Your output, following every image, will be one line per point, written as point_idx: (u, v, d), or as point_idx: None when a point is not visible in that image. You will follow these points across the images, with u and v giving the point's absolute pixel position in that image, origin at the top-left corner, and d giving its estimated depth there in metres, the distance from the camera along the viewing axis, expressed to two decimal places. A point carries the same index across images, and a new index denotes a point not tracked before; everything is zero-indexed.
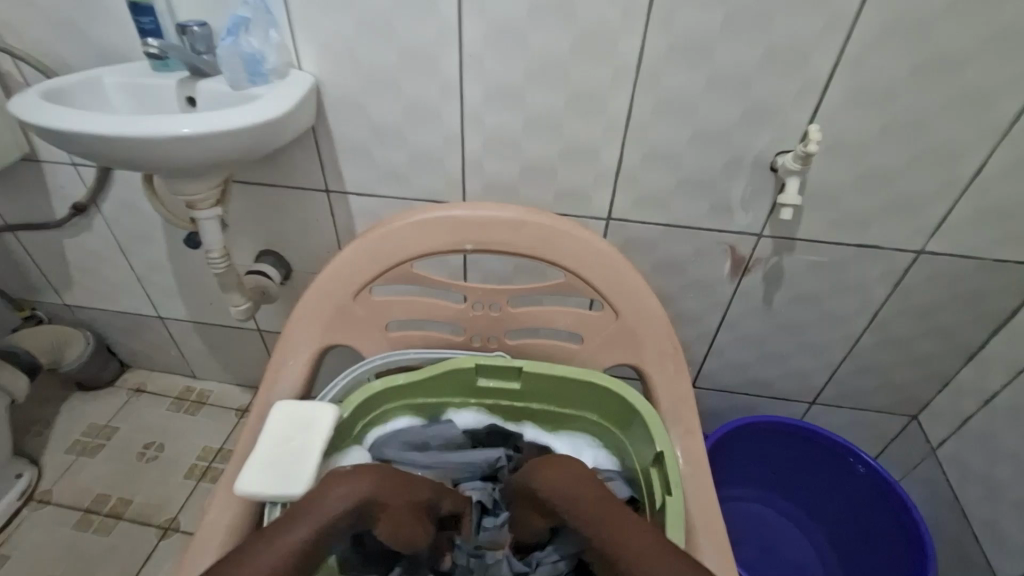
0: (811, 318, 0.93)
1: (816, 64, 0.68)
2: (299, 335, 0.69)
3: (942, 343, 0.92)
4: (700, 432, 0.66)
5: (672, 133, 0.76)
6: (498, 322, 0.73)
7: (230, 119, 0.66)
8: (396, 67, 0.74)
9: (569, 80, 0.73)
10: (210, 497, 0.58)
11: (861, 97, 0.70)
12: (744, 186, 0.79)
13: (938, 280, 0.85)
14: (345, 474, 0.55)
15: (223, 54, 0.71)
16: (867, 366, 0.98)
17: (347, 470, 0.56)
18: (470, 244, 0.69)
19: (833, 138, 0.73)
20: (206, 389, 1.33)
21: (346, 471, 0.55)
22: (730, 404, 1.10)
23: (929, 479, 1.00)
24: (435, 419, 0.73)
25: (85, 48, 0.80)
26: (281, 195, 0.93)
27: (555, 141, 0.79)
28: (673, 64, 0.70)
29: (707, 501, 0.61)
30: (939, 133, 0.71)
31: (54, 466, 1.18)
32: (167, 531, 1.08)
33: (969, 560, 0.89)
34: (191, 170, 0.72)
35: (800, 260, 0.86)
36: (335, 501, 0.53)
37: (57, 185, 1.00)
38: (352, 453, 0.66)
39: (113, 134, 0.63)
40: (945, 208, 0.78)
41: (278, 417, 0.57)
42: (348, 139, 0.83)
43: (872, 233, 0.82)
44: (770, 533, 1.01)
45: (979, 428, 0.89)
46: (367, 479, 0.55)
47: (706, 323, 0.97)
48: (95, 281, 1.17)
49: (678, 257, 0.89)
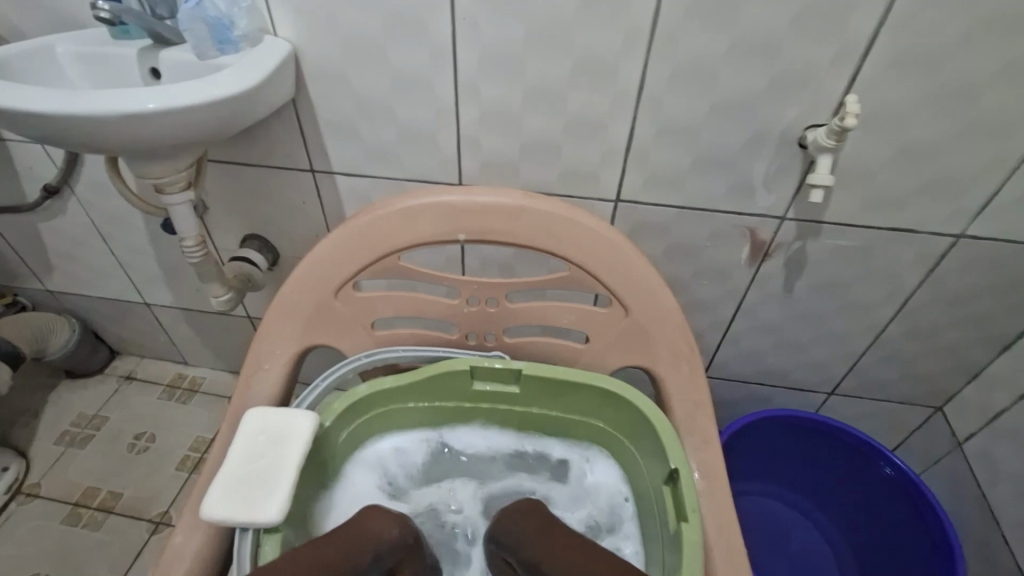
0: (834, 306, 0.87)
1: (857, 26, 0.60)
2: (276, 334, 0.64)
3: (977, 333, 0.86)
4: (717, 442, 0.60)
5: (690, 105, 0.68)
6: (495, 319, 0.67)
7: (192, 93, 0.58)
8: (381, 30, 0.66)
9: (577, 44, 0.65)
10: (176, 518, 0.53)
11: (906, 64, 0.61)
12: (767, 164, 0.72)
13: (978, 267, 0.78)
14: (394, 513, 0.57)
15: (185, 17, 0.63)
16: (892, 356, 0.92)
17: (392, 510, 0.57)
18: (463, 234, 0.63)
19: (870, 110, 0.65)
20: (198, 376, 1.29)
21: (389, 508, 0.57)
22: (743, 394, 1.05)
23: (953, 474, 0.95)
24: (433, 434, 0.70)
25: (38, 14, 0.72)
26: (262, 175, 0.86)
27: (559, 114, 0.71)
28: (692, 25, 0.62)
29: (728, 521, 0.56)
30: (993, 103, 0.63)
31: (42, 458, 1.14)
32: (158, 526, 1.05)
33: (996, 562, 0.85)
34: (156, 152, 0.65)
35: (825, 246, 0.79)
36: (383, 536, 0.54)
37: (24, 166, 0.93)
38: (354, 475, 0.66)
39: (58, 112, 0.56)
40: (993, 187, 0.70)
41: (247, 431, 0.52)
42: (333, 113, 0.75)
43: (908, 216, 0.74)
44: (782, 528, 0.97)
45: (1012, 425, 0.83)
46: (405, 520, 0.57)
47: (720, 311, 0.91)
48: (75, 266, 1.11)
49: (693, 241, 0.82)
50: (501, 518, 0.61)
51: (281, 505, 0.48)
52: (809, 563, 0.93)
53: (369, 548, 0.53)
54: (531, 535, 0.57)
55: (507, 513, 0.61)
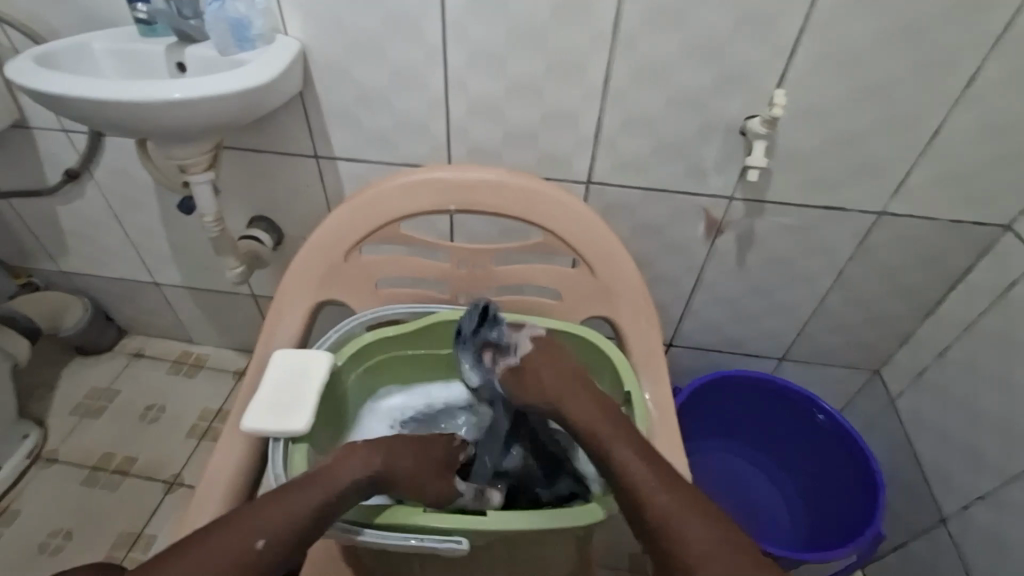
0: (780, 278, 0.98)
1: (785, 30, 0.71)
2: (293, 292, 0.74)
3: (904, 301, 0.98)
4: (668, 380, 0.71)
5: (649, 98, 0.79)
6: (482, 281, 0.79)
7: (219, 84, 0.67)
8: (381, 33, 0.76)
9: (551, 44, 0.75)
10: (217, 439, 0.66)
11: (827, 64, 0.73)
12: (716, 150, 0.83)
13: (900, 240, 0.90)
14: (358, 452, 0.57)
15: (210, 19, 0.73)
16: (834, 323, 1.03)
17: (360, 443, 0.58)
18: (453, 205, 0.73)
19: (800, 102, 0.77)
20: (203, 353, 1.38)
21: (358, 446, 0.58)
22: (706, 362, 1.16)
23: (886, 428, 1.07)
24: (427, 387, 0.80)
25: (72, 13, 0.81)
26: (271, 160, 0.95)
27: (536, 106, 0.81)
28: (650, 29, 0.72)
29: (673, 440, 0.68)
30: (899, 99, 0.75)
31: (59, 427, 1.23)
32: (173, 485, 1.14)
33: (919, 500, 0.97)
34: (185, 135, 0.74)
35: (770, 223, 0.91)
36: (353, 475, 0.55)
37: (48, 152, 1.01)
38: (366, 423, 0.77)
39: (102, 99, 0.65)
40: (907, 169, 0.82)
41: (278, 365, 0.62)
42: (337, 105, 0.85)
43: (838, 195, 0.86)
44: (740, 481, 1.09)
45: (932, 380, 0.96)
46: (379, 448, 0.59)
47: (682, 283, 1.02)
48: (90, 247, 1.19)
49: (656, 219, 0.93)
50: (567, 404, 0.62)
51: (306, 420, 0.58)
52: (765, 511, 1.05)
53: (336, 492, 0.53)
54: (609, 439, 0.58)
55: (570, 398, 0.62)
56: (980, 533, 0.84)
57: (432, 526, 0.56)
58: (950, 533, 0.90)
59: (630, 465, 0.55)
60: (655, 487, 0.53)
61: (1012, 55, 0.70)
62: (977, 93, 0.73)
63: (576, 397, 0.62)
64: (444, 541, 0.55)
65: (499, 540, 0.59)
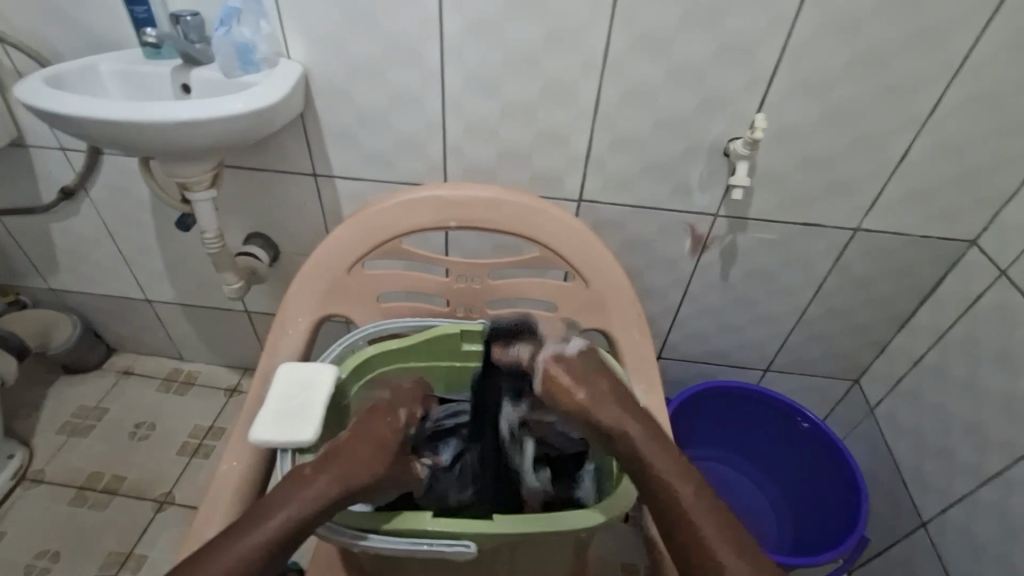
0: (763, 292, 1.02)
1: (762, 59, 0.76)
2: (296, 306, 0.76)
3: (879, 312, 1.02)
4: (660, 389, 0.74)
5: (637, 121, 0.83)
6: (479, 294, 0.82)
7: (226, 104, 0.70)
8: (381, 56, 0.80)
9: (544, 69, 0.79)
10: (222, 450, 0.67)
11: (802, 89, 0.78)
12: (701, 169, 0.87)
13: (874, 255, 0.95)
14: (306, 477, 0.55)
15: (216, 43, 0.76)
16: (815, 334, 1.08)
17: (309, 468, 0.56)
18: (453, 221, 0.76)
19: (778, 125, 0.82)
20: (194, 370, 1.37)
21: (306, 470, 0.56)
22: (693, 373, 1.19)
23: (867, 436, 1.11)
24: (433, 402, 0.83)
25: (78, 36, 0.83)
26: (269, 179, 0.97)
27: (530, 126, 0.85)
28: (638, 56, 0.77)
29: None
30: (869, 123, 0.80)
31: (45, 447, 1.21)
32: (163, 505, 1.13)
33: (899, 505, 1.01)
34: (190, 155, 0.76)
35: (752, 239, 0.95)
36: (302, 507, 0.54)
37: (44, 169, 1.02)
38: None
39: (112, 118, 0.67)
40: (878, 187, 0.87)
41: (283, 377, 0.64)
42: (336, 125, 0.88)
43: (815, 213, 0.91)
44: (727, 487, 1.12)
45: (908, 388, 1.00)
46: (332, 463, 0.57)
47: (670, 297, 1.05)
48: (81, 264, 1.19)
49: (644, 235, 0.96)
50: (602, 414, 0.61)
51: (312, 430, 0.60)
52: (753, 515, 1.08)
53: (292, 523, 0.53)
54: (654, 452, 0.59)
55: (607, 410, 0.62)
56: (957, 534, 0.88)
57: (441, 530, 0.57)
58: (930, 535, 0.93)
59: (684, 488, 0.58)
60: (693, 499, 0.57)
61: (971, 82, 0.75)
62: (939, 119, 0.79)
63: (605, 404, 0.62)
64: (455, 545, 0.57)
65: (505, 545, 0.61)
